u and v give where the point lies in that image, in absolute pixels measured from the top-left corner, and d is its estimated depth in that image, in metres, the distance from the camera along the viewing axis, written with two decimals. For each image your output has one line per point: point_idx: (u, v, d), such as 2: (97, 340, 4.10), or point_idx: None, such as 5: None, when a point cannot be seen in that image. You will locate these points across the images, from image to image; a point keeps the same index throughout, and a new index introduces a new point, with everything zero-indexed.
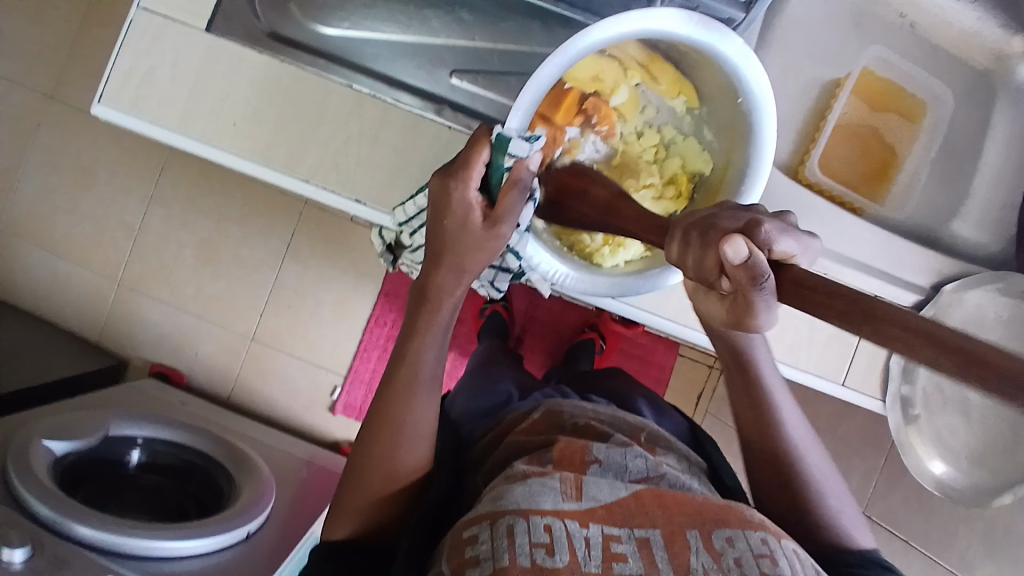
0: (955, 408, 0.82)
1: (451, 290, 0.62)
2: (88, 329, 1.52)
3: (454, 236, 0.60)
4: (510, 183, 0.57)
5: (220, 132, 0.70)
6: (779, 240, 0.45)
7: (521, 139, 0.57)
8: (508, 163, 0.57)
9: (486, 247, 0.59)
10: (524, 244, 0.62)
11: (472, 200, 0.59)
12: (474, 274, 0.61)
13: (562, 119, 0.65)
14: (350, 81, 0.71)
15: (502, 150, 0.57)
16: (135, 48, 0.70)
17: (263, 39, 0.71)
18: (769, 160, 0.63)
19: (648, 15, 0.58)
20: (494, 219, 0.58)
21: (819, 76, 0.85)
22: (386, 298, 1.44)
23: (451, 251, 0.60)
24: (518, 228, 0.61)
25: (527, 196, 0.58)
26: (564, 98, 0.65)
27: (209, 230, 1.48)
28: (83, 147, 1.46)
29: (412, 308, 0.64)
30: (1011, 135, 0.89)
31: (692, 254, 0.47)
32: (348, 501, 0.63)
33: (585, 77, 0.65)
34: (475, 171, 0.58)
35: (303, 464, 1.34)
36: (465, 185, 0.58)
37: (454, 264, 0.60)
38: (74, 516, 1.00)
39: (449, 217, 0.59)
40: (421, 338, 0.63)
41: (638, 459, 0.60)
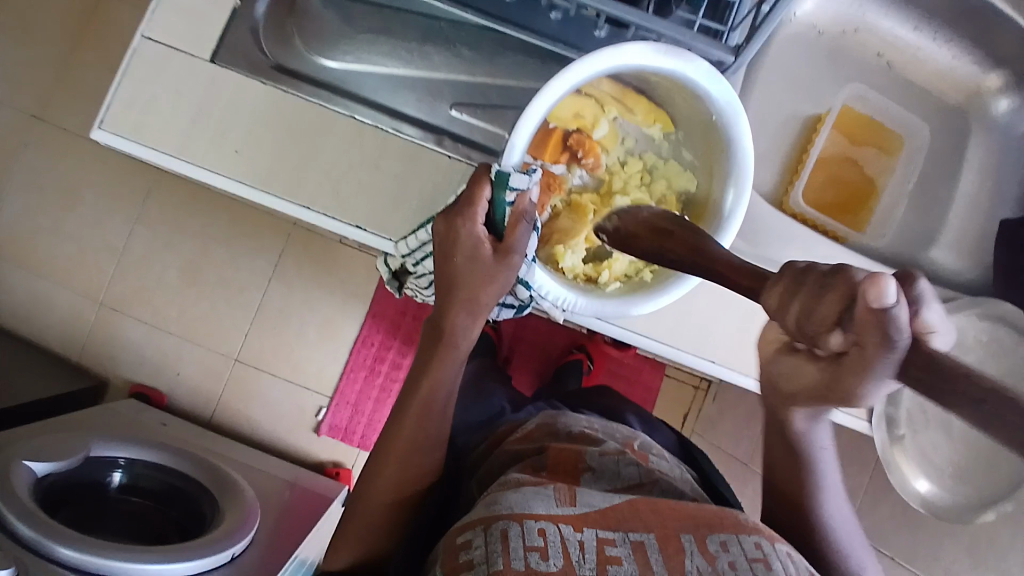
0: (935, 428, 0.85)
1: (465, 325, 0.65)
2: (68, 349, 1.50)
3: (465, 271, 0.62)
4: (514, 217, 0.60)
5: (219, 158, 0.71)
6: (927, 305, 0.38)
7: (520, 173, 0.59)
8: (510, 198, 0.60)
9: (498, 278, 0.62)
10: (533, 275, 0.63)
11: (479, 235, 0.61)
12: (487, 306, 0.65)
13: (550, 159, 0.69)
14: (352, 113, 0.72)
15: (503, 185, 0.59)
16: (136, 76, 0.71)
17: (268, 70, 0.72)
18: (751, 171, 0.64)
19: (619, 49, 0.59)
20: (504, 251, 0.61)
21: (799, 110, 0.90)
22: (375, 319, 1.45)
23: (462, 286, 0.63)
24: (526, 258, 0.63)
25: (532, 227, 0.62)
26: (549, 139, 0.68)
27: (195, 250, 1.47)
28: (69, 166, 1.46)
29: (428, 341, 0.67)
30: (984, 167, 0.93)
31: (800, 304, 0.39)
32: (361, 520, 0.65)
33: (567, 115, 0.67)
34: (480, 209, 0.60)
35: (287, 486, 1.32)
36: (472, 223, 0.61)
37: (467, 299, 0.63)
38: (58, 538, 0.99)
39: (459, 253, 0.62)
40: (432, 369, 0.66)
41: (631, 466, 0.62)
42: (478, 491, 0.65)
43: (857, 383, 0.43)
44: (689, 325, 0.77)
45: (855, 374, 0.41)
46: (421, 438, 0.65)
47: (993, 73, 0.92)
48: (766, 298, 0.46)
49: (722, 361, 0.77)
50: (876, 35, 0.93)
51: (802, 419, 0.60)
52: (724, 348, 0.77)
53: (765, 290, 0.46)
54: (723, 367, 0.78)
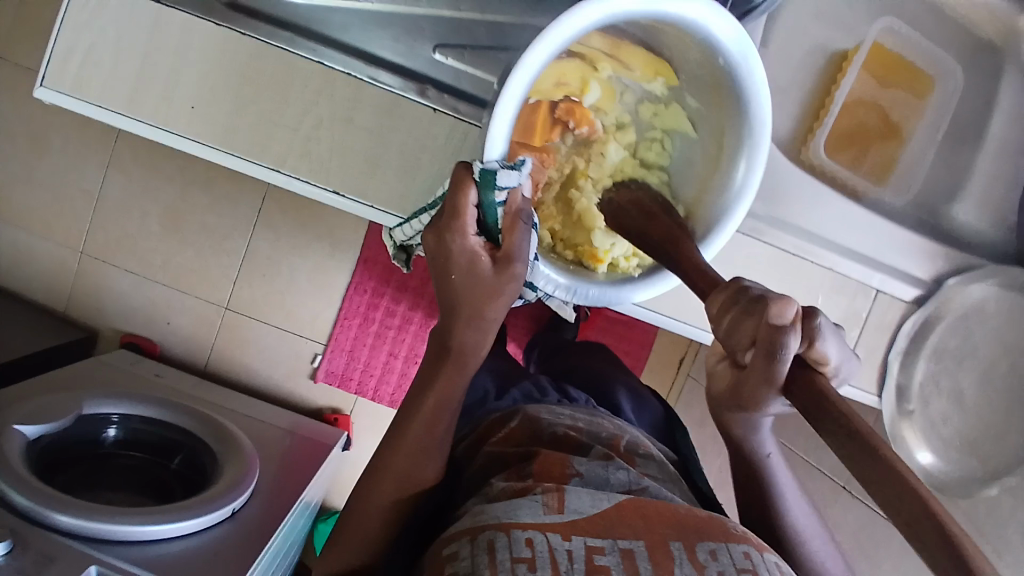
0: (947, 396, 0.80)
1: (476, 343, 0.57)
2: (53, 301, 1.45)
3: (466, 290, 0.55)
4: (511, 218, 0.53)
5: (175, 114, 0.63)
6: (823, 338, 0.45)
7: (506, 170, 0.52)
8: (500, 198, 0.52)
9: (505, 290, 0.55)
10: (538, 276, 0.58)
11: (473, 247, 0.53)
12: (496, 321, 0.57)
13: (539, 142, 0.60)
14: (320, 58, 0.64)
15: (489, 186, 0.51)
16: (76, 16, 0.62)
17: (219, 8, 0.63)
18: (768, 120, 0.57)
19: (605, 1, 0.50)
20: (505, 260, 0.54)
21: (825, 45, 0.81)
22: (366, 266, 1.39)
23: (464, 305, 0.55)
24: (529, 261, 0.56)
25: (530, 224, 0.55)
26: (535, 119, 0.59)
27: (173, 197, 1.39)
28: (31, 107, 1.35)
29: (433, 360, 0.59)
30: (1017, 108, 0.85)
31: (729, 320, 0.45)
32: (352, 535, 0.60)
33: (548, 86, 0.58)
34: (469, 216, 0.53)
35: (286, 433, 1.31)
36: (462, 236, 0.53)
37: (472, 316, 0.55)
38: (52, 505, 0.97)
39: (455, 270, 0.54)
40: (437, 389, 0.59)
41: (620, 471, 0.57)
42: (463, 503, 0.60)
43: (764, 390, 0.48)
44: (696, 300, 0.73)
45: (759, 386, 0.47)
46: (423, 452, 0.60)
47: None
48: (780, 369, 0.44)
49: None
50: None
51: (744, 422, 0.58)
52: None
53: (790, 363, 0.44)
54: None
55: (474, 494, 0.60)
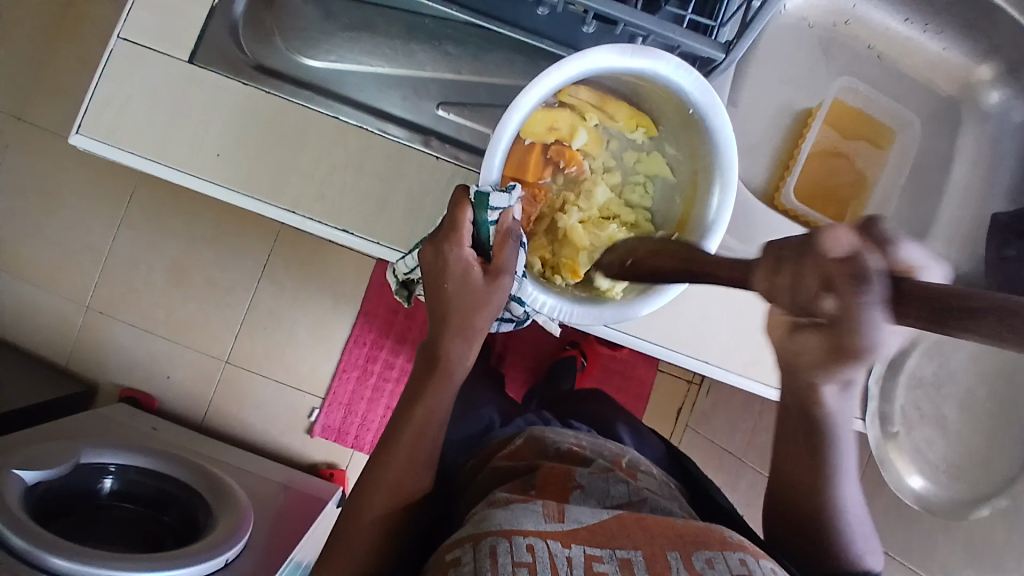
0: (931, 421, 0.83)
1: (460, 353, 0.64)
2: (55, 355, 1.48)
3: (457, 298, 0.60)
4: (501, 237, 0.60)
5: (200, 161, 0.70)
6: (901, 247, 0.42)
7: (500, 192, 0.58)
8: (493, 217, 0.59)
9: (491, 302, 0.60)
10: (525, 290, 0.62)
11: (466, 258, 0.60)
12: (482, 332, 0.63)
13: (531, 178, 0.67)
14: (336, 113, 0.71)
15: (483, 206, 0.58)
16: (113, 78, 0.69)
17: (247, 69, 0.71)
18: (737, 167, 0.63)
19: (586, 56, 0.58)
20: (494, 272, 0.60)
21: (792, 103, 0.90)
22: (365, 318, 1.44)
23: (455, 314, 0.61)
24: (516, 276, 0.61)
25: (519, 243, 0.61)
26: (528, 157, 0.65)
27: (181, 252, 1.45)
28: (52, 167, 1.43)
29: (421, 370, 0.65)
30: (973, 159, 0.93)
31: (786, 280, 0.42)
32: (345, 548, 0.62)
33: (541, 130, 0.64)
34: (464, 231, 0.59)
35: (281, 488, 1.31)
36: (458, 246, 0.59)
37: (460, 326, 0.62)
38: (49, 548, 0.97)
39: (449, 279, 0.60)
40: (426, 400, 0.65)
41: (620, 483, 0.61)
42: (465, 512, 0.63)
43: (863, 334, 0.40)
44: (683, 329, 0.76)
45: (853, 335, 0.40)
46: (417, 456, 0.65)
47: (984, 64, 0.92)
48: (872, 296, 0.38)
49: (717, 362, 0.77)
50: (868, 27, 0.93)
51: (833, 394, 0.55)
52: (719, 348, 0.76)
53: (879, 289, 0.38)
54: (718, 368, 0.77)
55: (478, 502, 0.63)
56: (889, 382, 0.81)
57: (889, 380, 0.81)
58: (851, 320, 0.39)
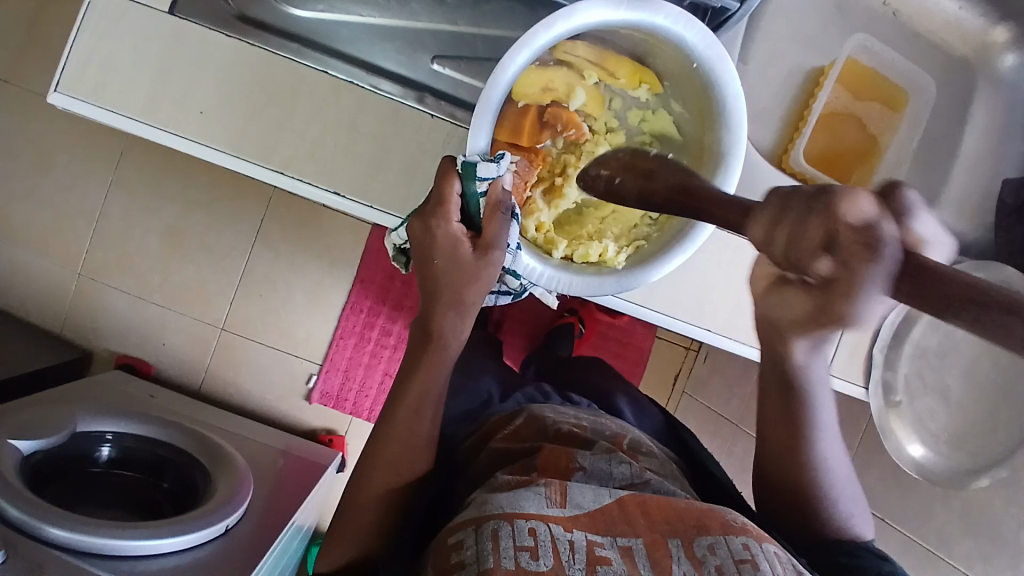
0: (934, 393, 0.83)
1: (454, 325, 0.64)
2: (49, 321, 1.46)
3: (447, 273, 0.60)
4: (490, 209, 0.57)
5: (185, 121, 0.66)
6: (918, 219, 0.41)
7: (488, 161, 0.55)
8: (482, 188, 0.56)
9: (481, 276, 0.60)
10: (519, 263, 0.60)
11: (456, 233, 0.58)
12: (475, 304, 0.63)
13: (527, 143, 0.63)
14: (325, 67, 0.67)
15: (471, 177, 0.55)
16: (93, 32, 0.65)
17: (235, 23, 0.67)
18: (744, 117, 0.60)
19: (575, 11, 0.55)
20: (484, 246, 0.58)
21: (804, 61, 0.87)
22: (362, 285, 1.41)
23: (446, 287, 0.61)
24: (507, 248, 0.59)
25: (510, 215, 0.58)
26: (524, 120, 0.62)
27: (174, 216, 1.42)
28: (38, 129, 1.39)
29: (417, 344, 0.65)
30: (987, 123, 0.90)
31: (782, 234, 0.43)
32: (349, 523, 0.63)
33: (535, 91, 0.61)
34: (453, 205, 0.57)
35: (280, 454, 1.31)
36: (446, 220, 0.58)
37: (453, 299, 0.61)
38: (47, 517, 0.97)
39: (438, 255, 0.59)
40: (423, 373, 0.64)
41: (622, 465, 0.60)
42: (468, 493, 0.62)
43: (855, 302, 0.42)
44: (685, 294, 0.75)
45: (846, 296, 0.42)
46: (415, 432, 0.64)
47: (1000, 26, 0.89)
48: (879, 267, 0.39)
49: (718, 330, 0.75)
50: None
51: (804, 350, 0.62)
52: (721, 315, 0.75)
53: (890, 263, 0.39)
54: (720, 337, 0.76)
55: (479, 484, 0.62)
56: (892, 350, 0.80)
57: (892, 349, 0.80)
58: (851, 282, 0.41)
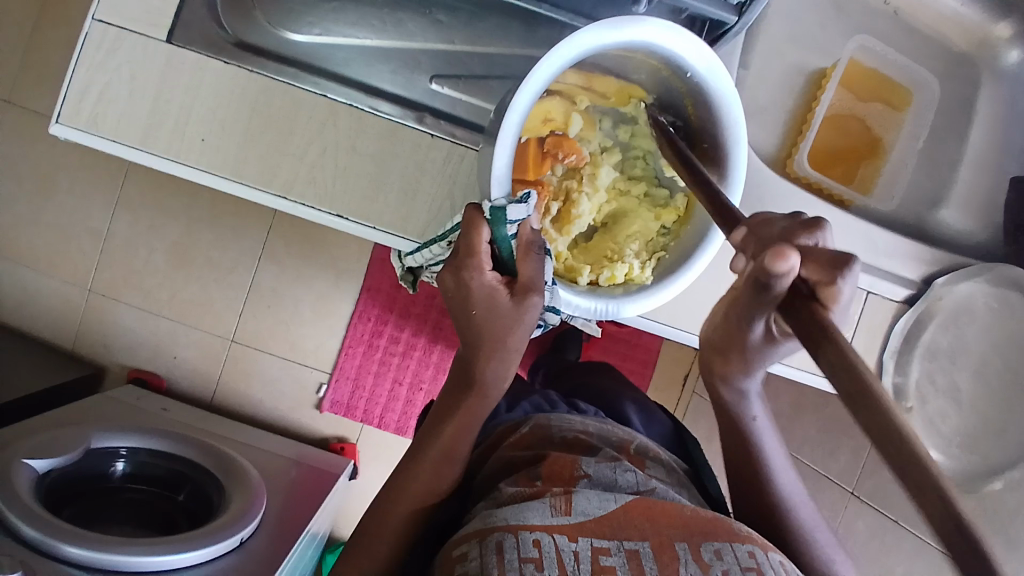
0: (946, 395, 0.82)
1: (498, 374, 0.62)
2: (61, 339, 1.47)
3: (488, 322, 0.57)
4: (522, 249, 0.57)
5: (185, 147, 0.66)
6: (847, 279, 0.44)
7: (516, 202, 0.54)
8: (511, 231, 0.55)
9: (522, 320, 0.57)
10: (558, 299, 0.59)
11: (489, 282, 0.56)
12: (519, 352, 0.60)
13: (533, 176, 0.63)
14: (322, 91, 0.68)
15: (500, 221, 0.54)
16: (92, 60, 0.65)
17: (229, 48, 0.67)
18: (742, 121, 0.59)
19: (575, 39, 0.53)
20: (522, 290, 0.56)
21: (805, 62, 0.86)
22: (369, 294, 1.42)
23: (487, 337, 0.58)
24: (546, 285, 0.58)
25: (541, 254, 0.57)
26: (526, 155, 0.62)
27: (179, 232, 1.43)
28: (44, 150, 1.40)
29: (459, 389, 0.64)
30: (992, 118, 0.89)
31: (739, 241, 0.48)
32: (363, 553, 0.61)
33: (535, 124, 0.61)
34: (483, 254, 0.56)
35: (292, 464, 1.32)
36: (479, 272, 0.56)
37: (494, 349, 0.59)
38: (63, 536, 0.98)
39: (475, 306, 0.57)
40: (464, 412, 0.64)
41: (628, 472, 0.59)
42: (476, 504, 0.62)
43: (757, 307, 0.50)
44: (691, 303, 0.74)
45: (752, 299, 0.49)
46: (443, 471, 0.64)
47: (1003, 22, 0.88)
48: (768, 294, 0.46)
49: None
50: None
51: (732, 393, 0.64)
52: None
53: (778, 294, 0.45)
54: None
55: (484, 497, 0.61)
56: (906, 353, 0.79)
57: (905, 350, 0.79)
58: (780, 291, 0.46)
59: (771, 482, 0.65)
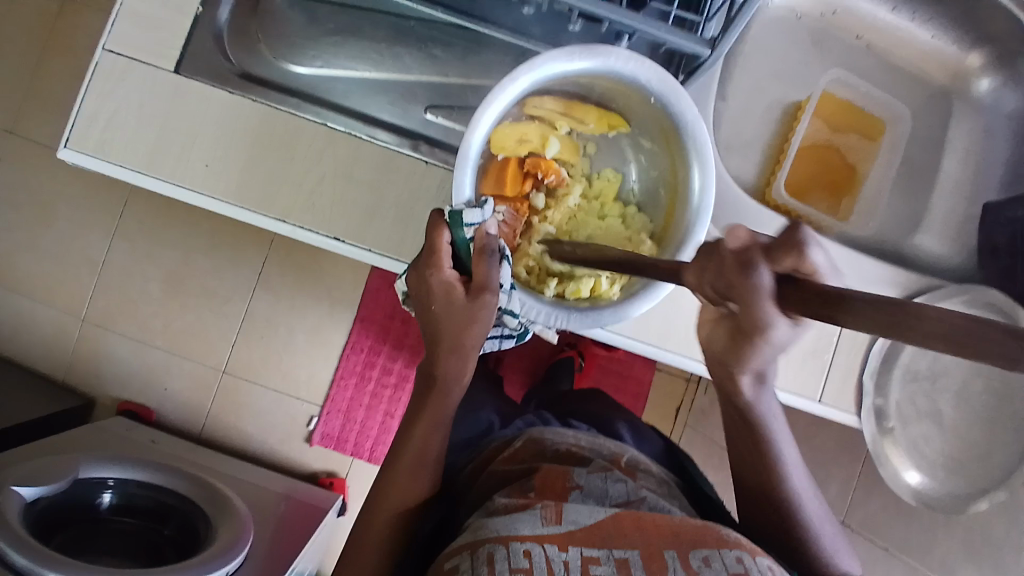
0: (928, 418, 0.84)
1: (458, 369, 0.64)
2: (53, 369, 1.47)
3: (444, 319, 0.60)
4: (477, 252, 0.58)
5: (188, 173, 0.69)
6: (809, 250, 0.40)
7: (472, 207, 0.58)
8: (468, 234, 0.59)
9: (479, 318, 0.59)
10: (514, 302, 0.61)
11: (448, 278, 0.59)
12: (476, 348, 0.62)
13: (511, 193, 0.65)
14: (323, 119, 0.71)
15: (458, 224, 0.58)
16: (102, 90, 0.68)
17: (233, 78, 0.70)
18: (710, 142, 0.62)
19: (536, 66, 0.58)
20: (477, 289, 0.59)
21: (783, 98, 0.90)
22: (362, 324, 1.43)
23: (446, 332, 0.61)
24: (501, 288, 0.60)
25: (498, 257, 0.59)
26: (505, 172, 0.65)
27: (175, 262, 1.45)
28: (46, 181, 1.43)
29: (422, 393, 0.66)
30: (965, 150, 0.93)
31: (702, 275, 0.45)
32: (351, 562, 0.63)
33: (513, 143, 0.64)
34: (445, 253, 0.59)
35: (281, 498, 1.30)
36: (438, 269, 0.59)
37: (452, 344, 0.62)
38: (49, 565, 0.96)
39: (434, 302, 0.60)
40: (426, 416, 0.65)
41: (619, 483, 0.60)
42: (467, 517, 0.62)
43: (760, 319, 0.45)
44: (676, 326, 0.76)
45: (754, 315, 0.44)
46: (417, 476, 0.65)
47: (974, 51, 0.92)
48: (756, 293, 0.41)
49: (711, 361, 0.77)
50: (856, 18, 0.92)
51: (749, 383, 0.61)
52: None
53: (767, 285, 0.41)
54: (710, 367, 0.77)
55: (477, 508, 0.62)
56: (885, 376, 0.80)
57: (885, 373, 0.80)
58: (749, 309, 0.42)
59: (760, 503, 0.65)
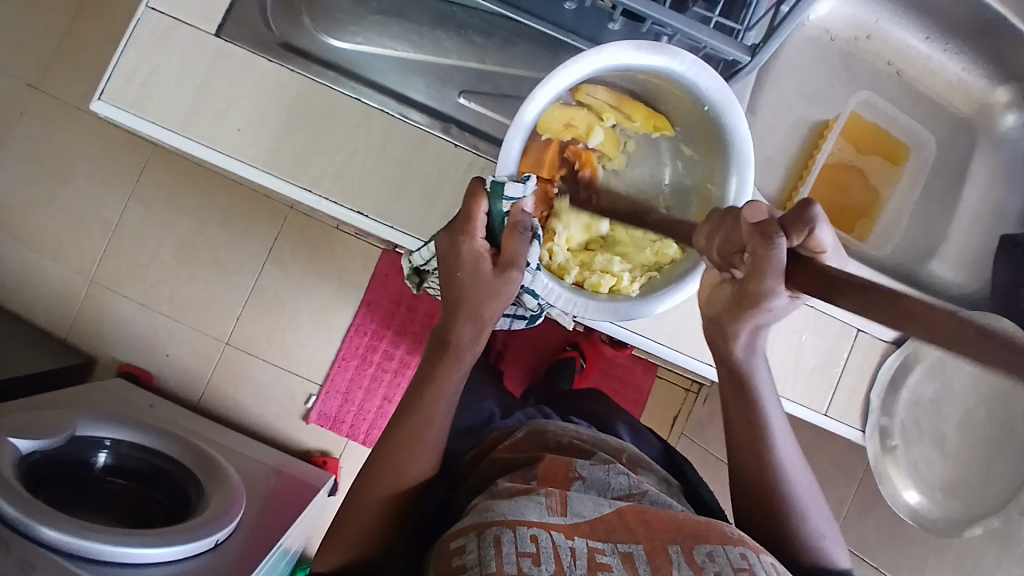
0: (931, 438, 0.84)
1: (470, 338, 0.65)
2: (56, 325, 1.48)
3: (467, 286, 0.61)
4: (510, 227, 0.59)
5: (221, 136, 0.70)
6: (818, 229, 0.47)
7: (515, 181, 0.58)
8: (506, 208, 0.59)
9: (501, 293, 0.60)
10: (538, 282, 0.62)
11: (478, 249, 0.60)
12: (492, 319, 0.63)
13: (548, 174, 0.66)
14: (358, 95, 0.71)
15: (498, 196, 0.58)
16: (140, 48, 0.69)
17: (274, 47, 0.71)
18: (752, 162, 0.63)
19: (599, 55, 0.59)
20: (504, 265, 0.60)
21: (810, 115, 0.91)
22: (368, 308, 1.44)
23: (467, 300, 0.61)
24: (529, 267, 0.61)
25: (529, 235, 0.60)
26: (546, 153, 0.65)
27: (188, 230, 1.45)
28: (67, 139, 1.44)
29: (433, 355, 0.67)
30: (986, 182, 0.94)
31: (717, 240, 0.52)
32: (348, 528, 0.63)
33: (558, 126, 0.65)
34: (479, 222, 0.60)
35: (273, 473, 1.31)
36: (472, 238, 0.60)
37: (472, 313, 0.62)
38: (41, 516, 0.97)
39: (462, 268, 0.61)
40: (439, 381, 0.66)
41: (621, 475, 0.61)
42: (467, 502, 0.63)
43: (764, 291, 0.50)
44: (688, 327, 0.77)
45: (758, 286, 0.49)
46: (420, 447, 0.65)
47: (1002, 87, 0.93)
48: (774, 257, 0.47)
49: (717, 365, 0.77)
50: (889, 44, 0.93)
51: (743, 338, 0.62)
52: None
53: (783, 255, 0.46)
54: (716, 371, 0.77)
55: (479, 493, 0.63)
56: (889, 398, 0.81)
57: (891, 395, 0.81)
58: (756, 270, 0.48)
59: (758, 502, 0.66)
